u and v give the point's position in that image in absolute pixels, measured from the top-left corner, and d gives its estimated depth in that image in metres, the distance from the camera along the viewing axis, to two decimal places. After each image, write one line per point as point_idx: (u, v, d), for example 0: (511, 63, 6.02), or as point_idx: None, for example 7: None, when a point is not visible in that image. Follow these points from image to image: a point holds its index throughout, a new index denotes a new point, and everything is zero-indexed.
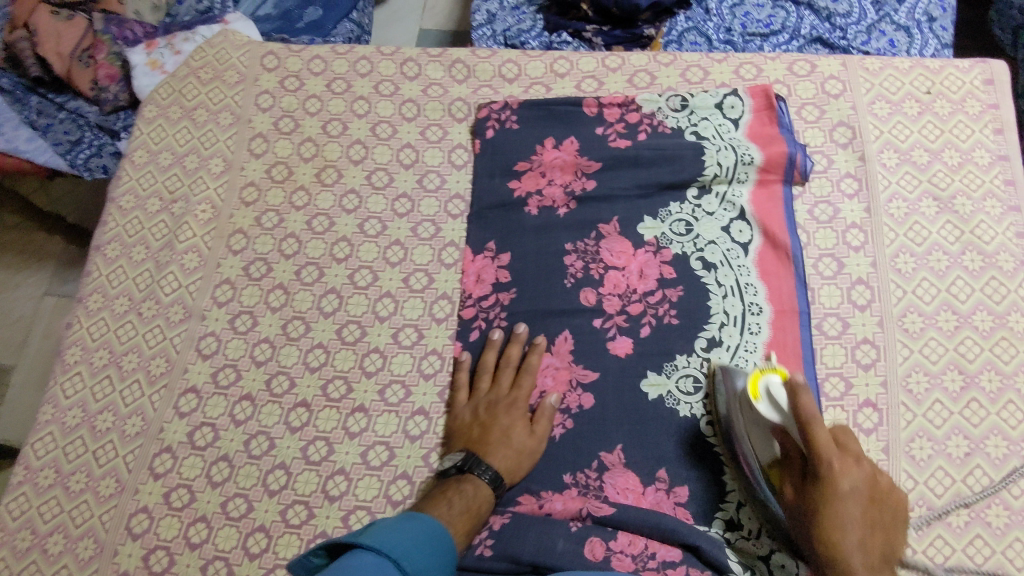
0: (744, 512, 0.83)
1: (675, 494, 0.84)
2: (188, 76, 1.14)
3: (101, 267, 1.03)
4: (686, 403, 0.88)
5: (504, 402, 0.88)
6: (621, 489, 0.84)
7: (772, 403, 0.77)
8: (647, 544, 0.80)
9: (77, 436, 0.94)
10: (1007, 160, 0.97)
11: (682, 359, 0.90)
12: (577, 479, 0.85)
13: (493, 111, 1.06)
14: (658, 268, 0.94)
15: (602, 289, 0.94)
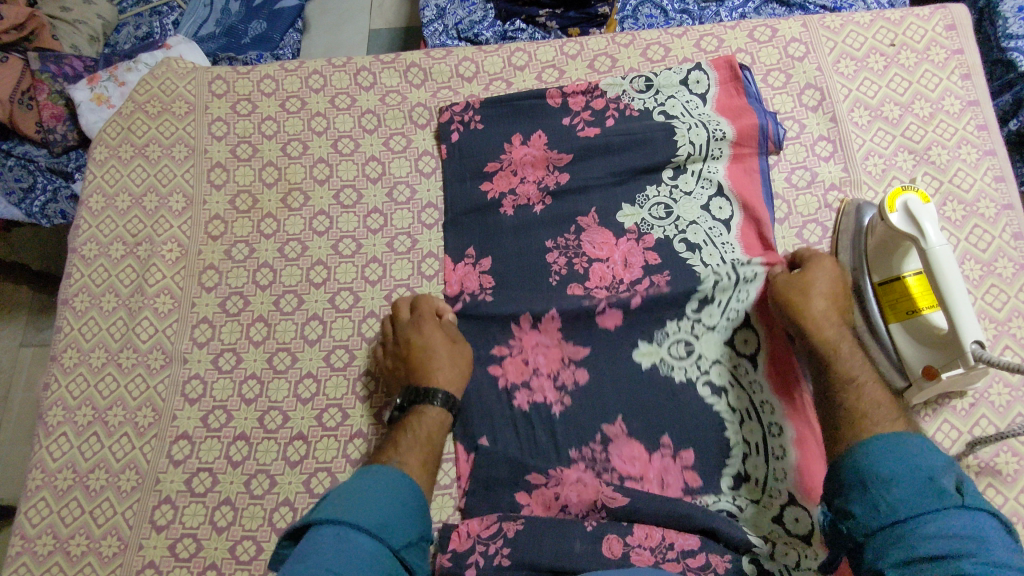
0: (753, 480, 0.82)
1: (681, 459, 0.84)
2: (135, 112, 1.10)
3: (72, 321, 0.99)
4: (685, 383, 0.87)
5: (410, 330, 0.89)
6: (628, 458, 0.84)
7: (907, 216, 0.79)
8: (664, 534, 0.78)
9: (71, 498, 0.90)
10: (977, 105, 0.96)
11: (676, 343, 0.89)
12: (582, 453, 0.85)
13: (455, 113, 1.03)
14: (642, 255, 0.93)
15: (588, 284, 0.92)
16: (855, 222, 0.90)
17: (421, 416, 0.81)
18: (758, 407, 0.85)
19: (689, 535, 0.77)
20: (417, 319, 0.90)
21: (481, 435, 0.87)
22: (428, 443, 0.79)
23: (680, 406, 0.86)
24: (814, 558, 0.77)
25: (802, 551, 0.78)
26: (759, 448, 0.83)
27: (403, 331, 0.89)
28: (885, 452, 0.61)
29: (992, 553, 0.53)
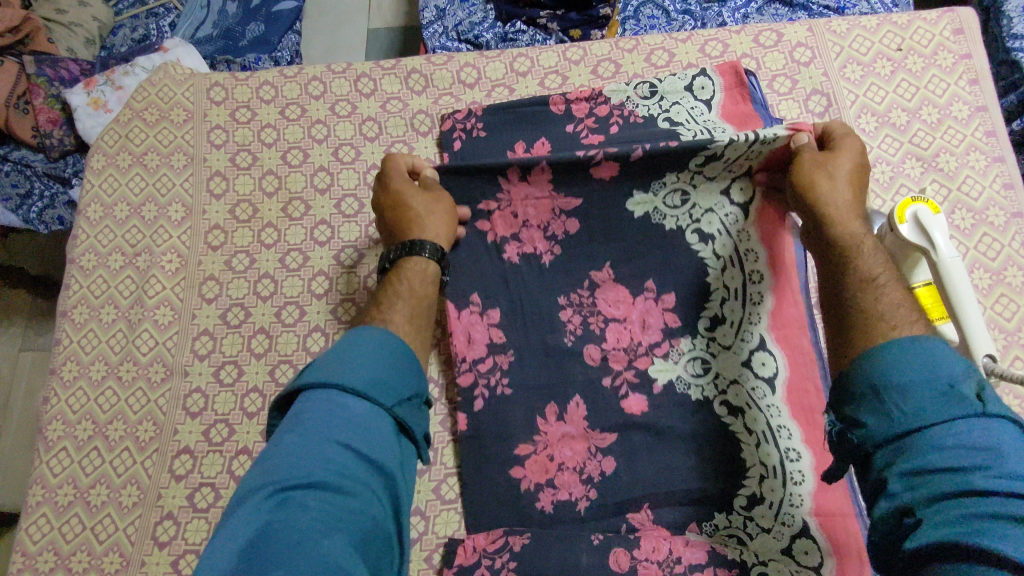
0: (767, 485, 0.81)
1: (664, 301, 0.90)
2: (132, 119, 1.09)
3: (71, 334, 0.98)
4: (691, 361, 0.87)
5: (388, 180, 0.89)
6: (614, 302, 0.90)
7: (918, 229, 0.78)
8: (671, 548, 0.79)
9: (72, 514, 0.90)
10: (985, 110, 0.95)
11: (687, 344, 0.88)
12: (570, 301, 0.91)
13: (457, 121, 1.01)
14: (647, 290, 0.90)
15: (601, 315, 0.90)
16: None
17: (411, 268, 0.81)
18: (741, 254, 0.89)
19: (695, 548, 0.79)
20: (399, 186, 0.87)
21: (476, 340, 0.90)
22: (418, 295, 0.78)
23: (685, 402, 0.86)
24: (779, 411, 0.84)
25: (768, 399, 0.84)
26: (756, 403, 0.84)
27: (384, 197, 0.89)
28: (906, 363, 0.55)
29: (1006, 465, 0.49)
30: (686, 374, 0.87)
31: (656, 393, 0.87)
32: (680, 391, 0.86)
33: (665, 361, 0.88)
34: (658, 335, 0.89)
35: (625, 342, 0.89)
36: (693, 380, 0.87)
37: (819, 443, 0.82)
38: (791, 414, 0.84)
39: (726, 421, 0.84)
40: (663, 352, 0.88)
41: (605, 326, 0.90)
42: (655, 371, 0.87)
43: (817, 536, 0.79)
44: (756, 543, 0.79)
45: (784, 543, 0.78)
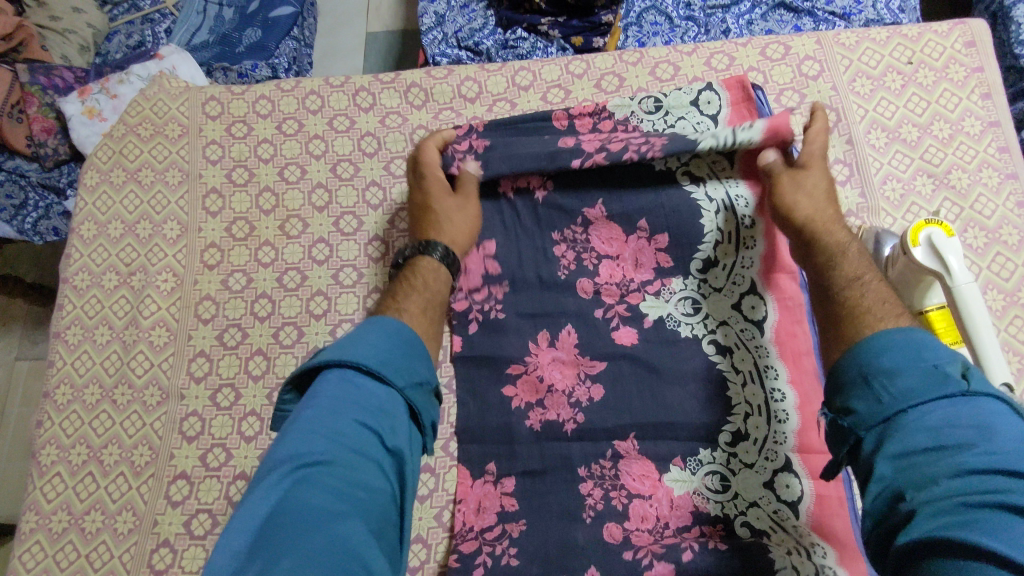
0: (751, 423, 0.84)
1: (656, 242, 0.92)
2: (127, 134, 1.06)
3: (65, 355, 0.96)
4: (687, 324, 0.89)
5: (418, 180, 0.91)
6: (607, 240, 0.93)
7: (931, 252, 0.75)
8: (659, 515, 0.82)
9: (67, 541, 0.88)
10: (998, 126, 0.93)
11: (678, 283, 0.90)
12: (565, 236, 0.93)
13: (456, 136, 0.98)
14: (653, 255, 0.91)
15: (598, 279, 0.91)
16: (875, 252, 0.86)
17: (423, 267, 0.82)
18: (732, 200, 0.91)
19: (681, 511, 0.82)
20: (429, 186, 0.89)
21: (473, 272, 0.92)
22: (433, 299, 0.80)
23: (676, 338, 0.88)
24: (767, 351, 0.86)
25: (756, 340, 0.87)
26: (753, 375, 0.85)
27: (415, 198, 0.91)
28: (894, 348, 0.56)
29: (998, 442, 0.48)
30: (677, 313, 0.89)
31: (646, 328, 0.89)
32: (670, 329, 0.89)
33: (656, 299, 0.90)
34: (651, 274, 0.91)
35: (617, 279, 0.91)
36: (684, 319, 0.89)
37: (804, 388, 0.85)
38: (779, 355, 0.86)
39: (715, 360, 0.87)
40: (654, 290, 0.90)
41: (599, 263, 0.92)
42: (646, 307, 0.90)
43: (801, 474, 0.81)
44: (740, 479, 0.82)
45: (766, 477, 0.81)
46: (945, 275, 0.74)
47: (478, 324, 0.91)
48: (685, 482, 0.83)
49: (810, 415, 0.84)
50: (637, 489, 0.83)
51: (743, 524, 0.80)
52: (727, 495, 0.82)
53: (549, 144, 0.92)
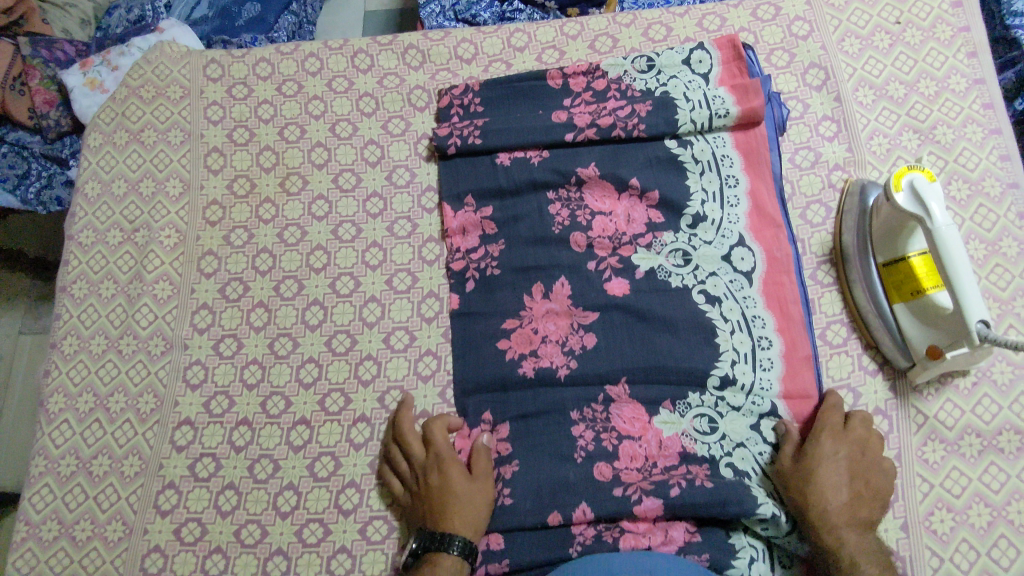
0: (738, 369, 0.85)
1: (648, 199, 0.93)
2: (128, 96, 1.08)
3: (70, 308, 0.98)
4: (677, 274, 0.89)
5: (429, 468, 0.84)
6: (600, 197, 0.94)
7: (913, 196, 0.78)
8: (648, 455, 0.82)
9: (75, 484, 0.90)
10: (983, 83, 0.95)
11: (669, 237, 0.91)
12: (559, 195, 0.94)
13: (454, 97, 1.01)
14: (645, 211, 0.93)
15: (591, 233, 0.92)
16: (860, 202, 0.89)
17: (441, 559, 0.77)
18: (719, 159, 0.93)
19: (669, 452, 0.83)
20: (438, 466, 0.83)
21: (470, 232, 0.96)
22: None
23: (666, 288, 0.89)
24: (755, 302, 0.88)
25: (745, 291, 0.89)
26: (743, 326, 0.87)
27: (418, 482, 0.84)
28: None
29: None
30: (668, 264, 0.90)
31: (638, 278, 0.90)
32: (661, 279, 0.89)
33: (648, 251, 0.91)
34: (643, 228, 0.92)
35: (609, 233, 0.92)
36: (675, 270, 0.90)
37: (793, 336, 0.87)
38: (767, 305, 0.88)
39: (705, 309, 0.87)
40: (646, 242, 0.91)
41: (592, 218, 0.93)
42: (638, 259, 0.91)
43: (784, 415, 0.85)
44: (727, 421, 0.85)
45: (752, 420, 0.85)
46: (925, 220, 0.77)
47: (476, 282, 0.93)
48: (674, 424, 0.84)
49: (797, 362, 0.86)
50: (628, 431, 0.83)
51: (728, 462, 0.82)
52: (714, 436, 0.84)
53: (543, 118, 0.96)
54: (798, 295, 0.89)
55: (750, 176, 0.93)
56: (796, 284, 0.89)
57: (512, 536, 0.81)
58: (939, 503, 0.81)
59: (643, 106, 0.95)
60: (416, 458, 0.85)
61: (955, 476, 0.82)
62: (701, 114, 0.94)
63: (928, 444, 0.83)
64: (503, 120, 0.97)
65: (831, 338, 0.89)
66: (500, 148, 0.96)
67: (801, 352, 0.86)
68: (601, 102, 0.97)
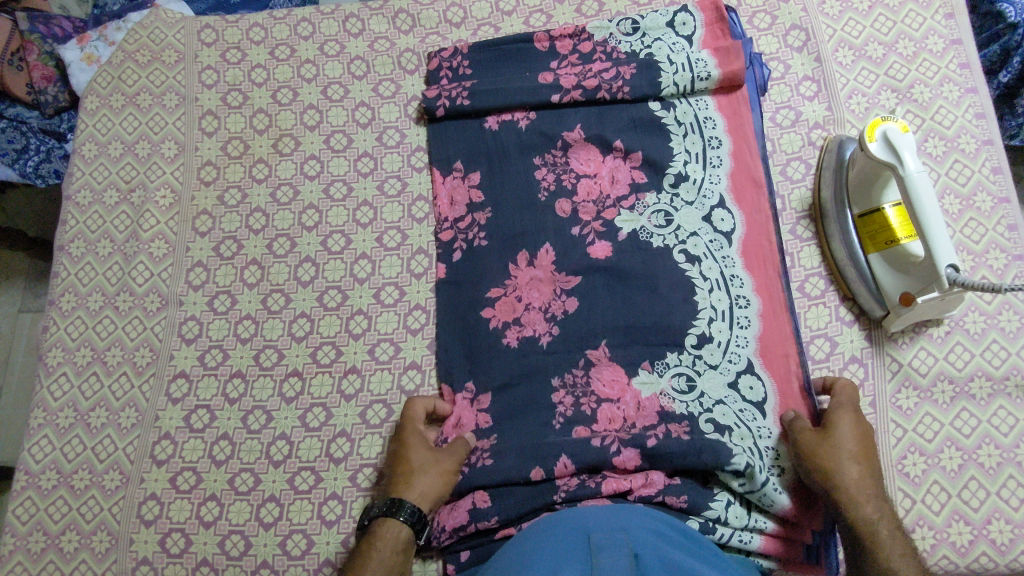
0: (716, 326, 0.87)
1: (630, 161, 0.94)
2: (124, 61, 1.10)
3: (69, 267, 1.01)
4: (659, 235, 0.91)
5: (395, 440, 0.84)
6: (585, 161, 0.95)
7: (887, 147, 0.81)
8: (625, 416, 0.83)
9: (73, 435, 0.93)
10: (960, 44, 0.98)
11: (651, 198, 0.93)
12: (546, 160, 0.96)
13: (443, 60, 1.03)
14: (629, 173, 0.94)
15: (576, 198, 0.93)
16: (837, 155, 0.92)
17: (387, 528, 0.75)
18: (702, 122, 0.95)
19: (648, 412, 0.83)
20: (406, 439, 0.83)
21: (458, 202, 0.97)
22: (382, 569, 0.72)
23: (649, 248, 0.90)
24: (735, 262, 0.90)
25: (725, 250, 0.90)
26: (721, 283, 0.89)
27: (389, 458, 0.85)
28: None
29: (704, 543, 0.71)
30: (650, 224, 0.91)
31: (621, 240, 0.91)
32: (644, 239, 0.91)
33: (631, 213, 0.92)
34: (626, 189, 0.93)
35: (594, 196, 0.93)
36: (657, 230, 0.91)
37: (770, 293, 0.89)
38: (745, 263, 0.90)
39: (686, 268, 0.89)
40: (629, 204, 0.92)
41: (576, 182, 0.94)
42: (621, 221, 0.92)
43: (760, 372, 0.86)
44: (705, 379, 0.85)
45: (730, 378, 0.85)
46: (902, 167, 0.79)
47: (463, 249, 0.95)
48: (652, 384, 0.85)
49: (773, 320, 0.88)
50: (607, 394, 0.84)
51: (707, 419, 0.82)
52: (693, 393, 0.84)
53: (530, 79, 0.98)
54: (776, 254, 0.91)
55: (733, 140, 0.95)
56: (774, 242, 0.91)
57: (497, 494, 0.81)
58: (912, 447, 0.83)
59: (628, 68, 0.97)
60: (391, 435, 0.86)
61: (927, 422, 0.84)
62: (686, 77, 0.96)
63: (902, 390, 0.85)
64: (491, 81, 0.99)
65: (810, 290, 0.91)
66: (488, 111, 0.98)
67: (777, 309, 0.88)
68: (587, 64, 0.98)
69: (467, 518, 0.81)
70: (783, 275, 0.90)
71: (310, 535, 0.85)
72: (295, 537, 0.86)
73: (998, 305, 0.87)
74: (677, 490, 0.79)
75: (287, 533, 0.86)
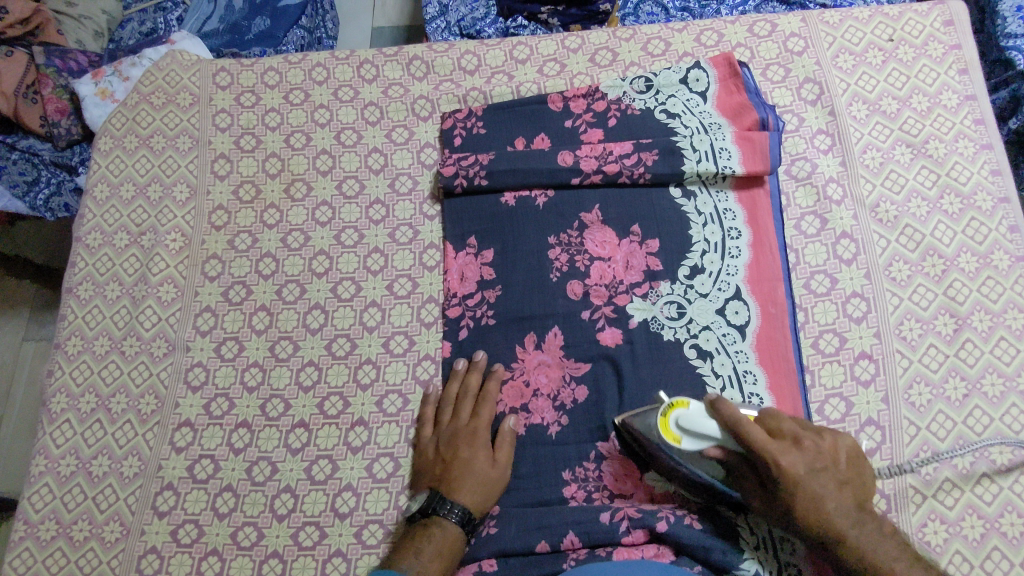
0: None
1: (647, 246, 0.92)
2: (139, 103, 1.11)
3: (76, 310, 1.00)
4: (671, 327, 0.88)
5: (464, 435, 0.85)
6: (600, 243, 0.93)
7: (696, 438, 0.77)
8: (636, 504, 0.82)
9: (74, 484, 0.91)
10: (974, 99, 0.98)
11: (665, 287, 0.90)
12: (560, 239, 0.94)
13: (458, 120, 1.03)
14: (644, 258, 0.92)
15: (588, 281, 0.92)
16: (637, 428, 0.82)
17: (439, 526, 0.79)
18: (721, 212, 0.94)
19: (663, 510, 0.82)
20: (479, 436, 0.85)
21: (468, 278, 0.95)
22: (445, 551, 0.78)
23: (659, 339, 0.88)
24: (748, 357, 0.87)
25: (738, 345, 0.87)
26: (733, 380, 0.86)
27: (436, 444, 0.86)
28: None
29: None
30: (662, 316, 0.89)
31: (631, 328, 0.89)
32: (654, 330, 0.89)
33: (643, 301, 0.90)
34: (640, 276, 0.91)
35: (607, 280, 0.91)
36: (668, 322, 0.89)
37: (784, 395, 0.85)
38: (758, 360, 0.87)
39: (697, 364, 0.87)
40: (642, 292, 0.90)
41: (590, 264, 0.92)
42: (633, 309, 0.90)
43: None
44: None
45: None
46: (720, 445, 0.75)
47: (476, 300, 0.94)
48: (665, 483, 0.83)
49: None
50: (619, 487, 0.84)
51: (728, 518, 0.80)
52: (706, 497, 0.82)
53: (549, 158, 0.95)
54: (793, 357, 0.87)
55: (752, 230, 0.93)
56: (788, 337, 0.88)
57: (505, 561, 0.80)
58: (932, 515, 0.80)
59: (649, 154, 0.94)
60: (459, 421, 0.87)
61: (947, 488, 0.81)
62: (706, 161, 0.93)
63: (920, 455, 0.83)
64: (508, 158, 0.97)
65: (824, 347, 0.88)
66: (505, 187, 0.97)
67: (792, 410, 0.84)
68: (608, 145, 0.96)
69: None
70: (797, 374, 0.86)
71: None
72: None
73: (1017, 366, 0.85)
74: (689, 560, 0.77)
75: None
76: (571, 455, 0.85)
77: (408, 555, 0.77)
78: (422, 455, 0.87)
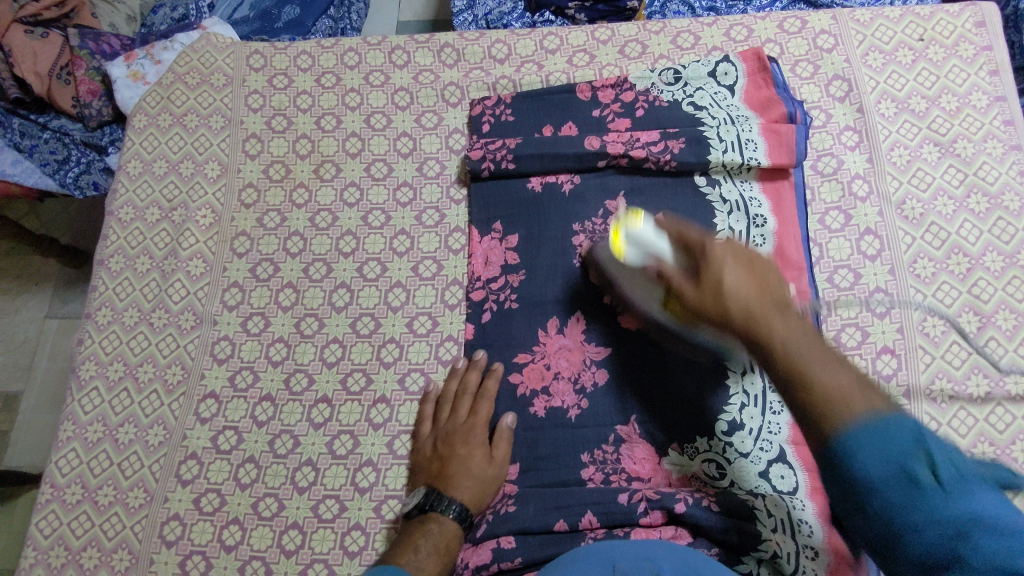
0: (746, 412, 0.84)
1: None
2: (174, 82, 1.13)
3: (107, 282, 1.02)
4: None
5: (461, 432, 0.86)
6: None
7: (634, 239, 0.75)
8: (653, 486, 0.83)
9: (100, 450, 0.93)
10: (1004, 100, 0.98)
11: None
12: (584, 227, 0.95)
13: (487, 107, 1.04)
14: None
15: None
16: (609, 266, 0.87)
17: (437, 522, 0.80)
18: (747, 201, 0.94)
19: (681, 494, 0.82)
20: (474, 435, 0.86)
21: (493, 262, 0.96)
22: (444, 548, 0.78)
23: None
24: None
25: None
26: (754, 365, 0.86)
27: (433, 443, 0.87)
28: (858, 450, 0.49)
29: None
30: None
31: None
32: None
33: None
34: None
35: None
36: None
37: None
38: None
39: None
40: None
41: None
42: None
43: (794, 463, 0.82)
44: (735, 468, 0.82)
45: (762, 466, 0.82)
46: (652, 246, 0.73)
47: (500, 283, 0.95)
48: (684, 465, 0.84)
49: None
50: (636, 470, 0.84)
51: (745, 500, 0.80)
52: (723, 482, 0.82)
53: (576, 143, 0.96)
54: None
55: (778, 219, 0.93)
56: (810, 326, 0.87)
57: (524, 538, 0.81)
58: None
59: (676, 142, 0.94)
60: (456, 420, 0.87)
61: None
62: (733, 150, 0.93)
63: None
64: (536, 143, 0.97)
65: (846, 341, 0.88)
66: (531, 172, 0.98)
67: None
68: (635, 133, 0.96)
69: (490, 557, 0.80)
70: None
71: (332, 566, 0.84)
72: (315, 567, 0.84)
73: None
74: (707, 542, 0.78)
75: (309, 562, 0.85)
76: (590, 438, 0.86)
77: (405, 550, 0.76)
78: (418, 454, 0.88)
